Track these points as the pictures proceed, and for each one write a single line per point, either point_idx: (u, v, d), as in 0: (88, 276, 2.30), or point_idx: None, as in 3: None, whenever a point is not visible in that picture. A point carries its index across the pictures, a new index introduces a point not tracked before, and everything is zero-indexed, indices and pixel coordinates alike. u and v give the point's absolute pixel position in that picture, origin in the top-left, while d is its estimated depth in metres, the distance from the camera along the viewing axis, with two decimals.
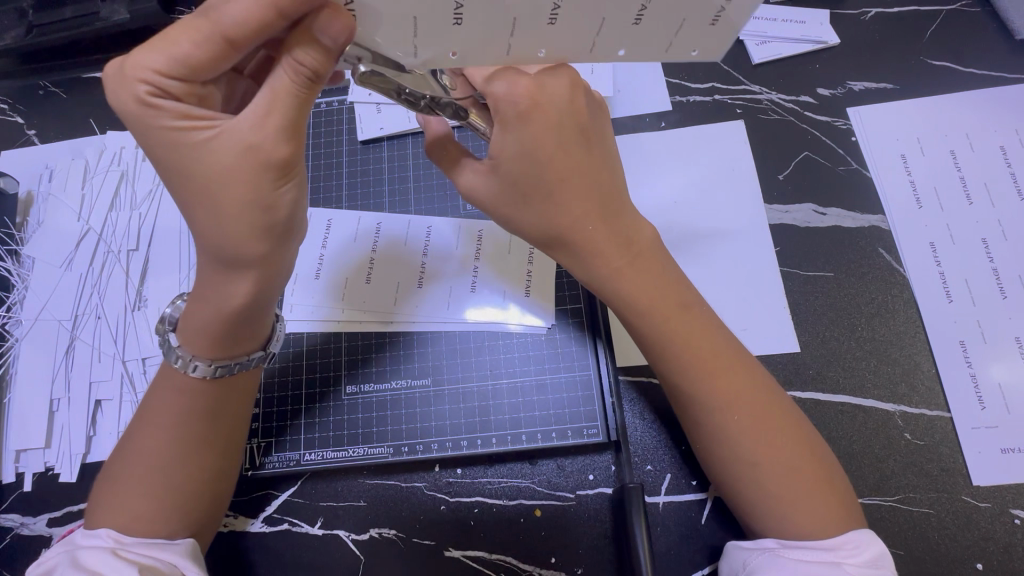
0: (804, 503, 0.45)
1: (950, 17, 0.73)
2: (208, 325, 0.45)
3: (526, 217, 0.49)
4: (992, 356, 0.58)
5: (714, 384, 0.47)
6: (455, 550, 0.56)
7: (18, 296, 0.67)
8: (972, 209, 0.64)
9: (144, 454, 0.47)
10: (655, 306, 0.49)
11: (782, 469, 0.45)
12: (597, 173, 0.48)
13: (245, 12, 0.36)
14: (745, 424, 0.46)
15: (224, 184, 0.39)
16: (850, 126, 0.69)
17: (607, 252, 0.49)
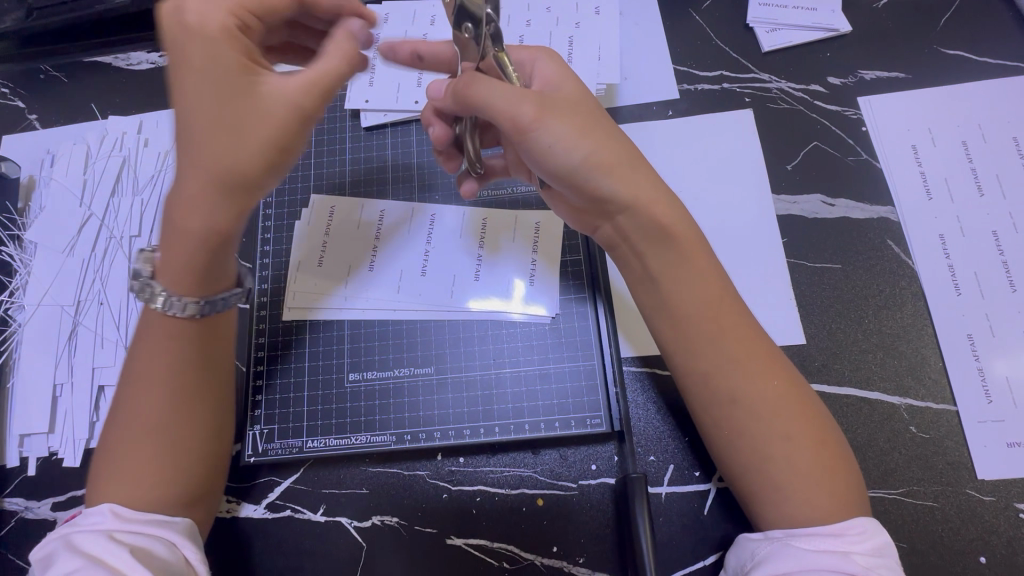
0: (823, 481, 0.44)
1: (965, 4, 0.71)
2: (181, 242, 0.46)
3: (557, 152, 0.46)
4: (1001, 350, 0.58)
5: (739, 350, 0.47)
6: (458, 538, 0.56)
7: (20, 282, 0.67)
8: (983, 201, 0.63)
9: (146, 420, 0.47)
10: (688, 268, 0.49)
11: (805, 442, 0.45)
12: (620, 138, 0.49)
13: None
14: (770, 393, 0.46)
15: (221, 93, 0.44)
16: (861, 115, 0.68)
17: (658, 215, 0.48)
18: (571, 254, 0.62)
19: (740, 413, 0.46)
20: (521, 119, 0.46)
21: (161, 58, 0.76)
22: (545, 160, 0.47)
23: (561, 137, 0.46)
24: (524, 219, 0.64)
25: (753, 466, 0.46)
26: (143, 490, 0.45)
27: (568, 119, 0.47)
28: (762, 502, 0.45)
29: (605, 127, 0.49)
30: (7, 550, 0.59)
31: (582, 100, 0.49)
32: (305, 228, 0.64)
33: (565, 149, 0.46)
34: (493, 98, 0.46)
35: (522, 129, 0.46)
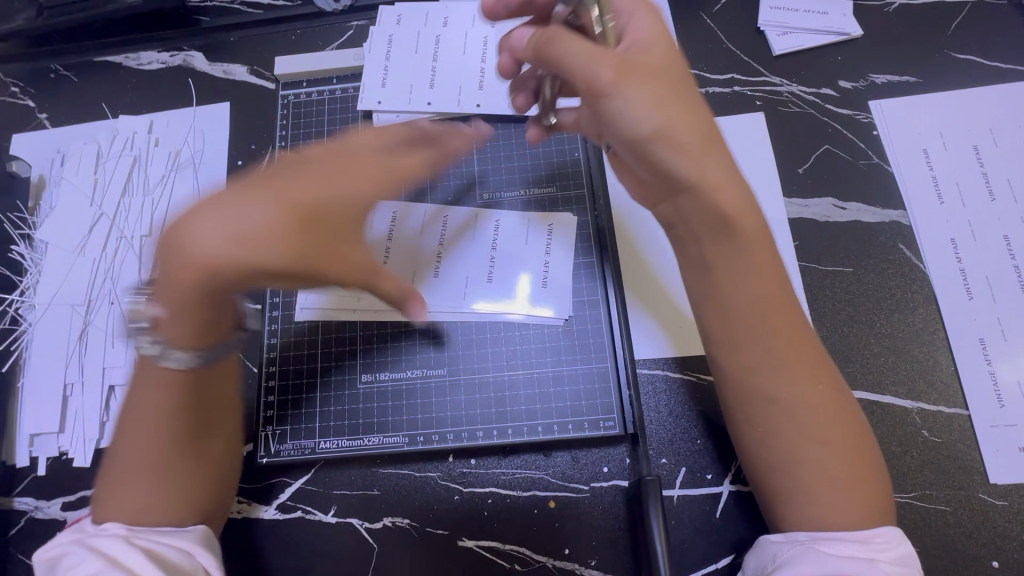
0: (852, 487, 0.44)
1: (976, 9, 0.71)
2: (189, 314, 0.40)
3: (628, 119, 0.43)
4: (1013, 355, 0.58)
5: (790, 350, 0.46)
6: (469, 540, 0.56)
7: (31, 281, 0.67)
8: (995, 206, 0.63)
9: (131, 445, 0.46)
10: (749, 257, 0.46)
11: (839, 449, 0.45)
12: (700, 113, 0.45)
13: None
14: (814, 395, 0.46)
15: (318, 171, 0.44)
16: (872, 119, 0.68)
17: (724, 202, 0.44)
18: (583, 256, 0.62)
19: (780, 413, 0.46)
20: (597, 80, 0.43)
21: (172, 58, 0.76)
22: (617, 124, 0.44)
23: (633, 105, 0.43)
24: (536, 221, 0.64)
25: (782, 467, 0.46)
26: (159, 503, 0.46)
27: (645, 90, 0.43)
28: (787, 503, 0.46)
29: (686, 102, 0.45)
30: (17, 550, 0.58)
31: (665, 71, 0.45)
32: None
33: (637, 118, 0.43)
34: (573, 54, 0.43)
35: (597, 90, 0.44)
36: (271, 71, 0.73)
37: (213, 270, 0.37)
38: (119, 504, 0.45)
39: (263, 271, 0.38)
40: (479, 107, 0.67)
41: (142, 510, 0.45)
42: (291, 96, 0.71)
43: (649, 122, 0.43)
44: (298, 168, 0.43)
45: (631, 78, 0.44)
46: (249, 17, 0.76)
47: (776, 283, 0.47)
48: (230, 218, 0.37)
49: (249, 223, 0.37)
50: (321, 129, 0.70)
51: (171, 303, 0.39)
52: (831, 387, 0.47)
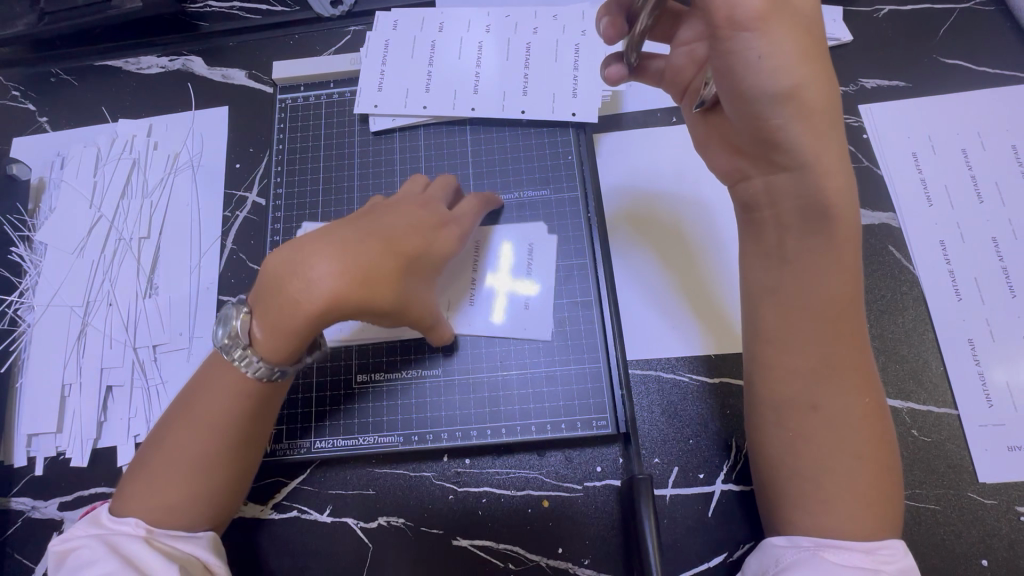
0: (874, 503, 0.42)
1: (964, 15, 0.72)
2: (283, 335, 0.46)
3: (758, 70, 0.37)
4: (1001, 355, 0.58)
5: (842, 353, 0.45)
6: (464, 539, 0.56)
7: (30, 282, 0.67)
8: (983, 208, 0.64)
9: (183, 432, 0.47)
10: (831, 255, 0.44)
11: (870, 462, 0.43)
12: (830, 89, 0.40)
13: None
14: (860, 401, 0.45)
15: (391, 217, 0.52)
16: (862, 123, 0.69)
17: (827, 189, 0.42)
18: (576, 258, 0.63)
19: (818, 418, 0.45)
20: (743, 12, 0.35)
21: (171, 62, 0.76)
22: (739, 73, 0.38)
23: (772, 54, 0.37)
24: (531, 223, 0.64)
25: (798, 469, 0.45)
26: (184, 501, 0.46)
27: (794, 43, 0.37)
28: (794, 505, 0.44)
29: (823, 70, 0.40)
30: (13, 549, 0.59)
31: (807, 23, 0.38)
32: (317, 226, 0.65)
33: (772, 73, 0.37)
34: None
35: (736, 23, 0.36)
36: (269, 75, 0.74)
37: (310, 306, 0.45)
38: (149, 491, 0.46)
39: (357, 306, 0.46)
40: (474, 110, 0.67)
41: (166, 508, 0.45)
42: (289, 100, 0.72)
43: (780, 88, 0.38)
44: (384, 214, 0.52)
45: (789, 26, 0.37)
46: (248, 23, 0.77)
47: (849, 282, 0.45)
48: (344, 256, 0.46)
49: (364, 262, 0.46)
50: (319, 133, 0.71)
51: (271, 328, 0.46)
52: (874, 397, 0.45)
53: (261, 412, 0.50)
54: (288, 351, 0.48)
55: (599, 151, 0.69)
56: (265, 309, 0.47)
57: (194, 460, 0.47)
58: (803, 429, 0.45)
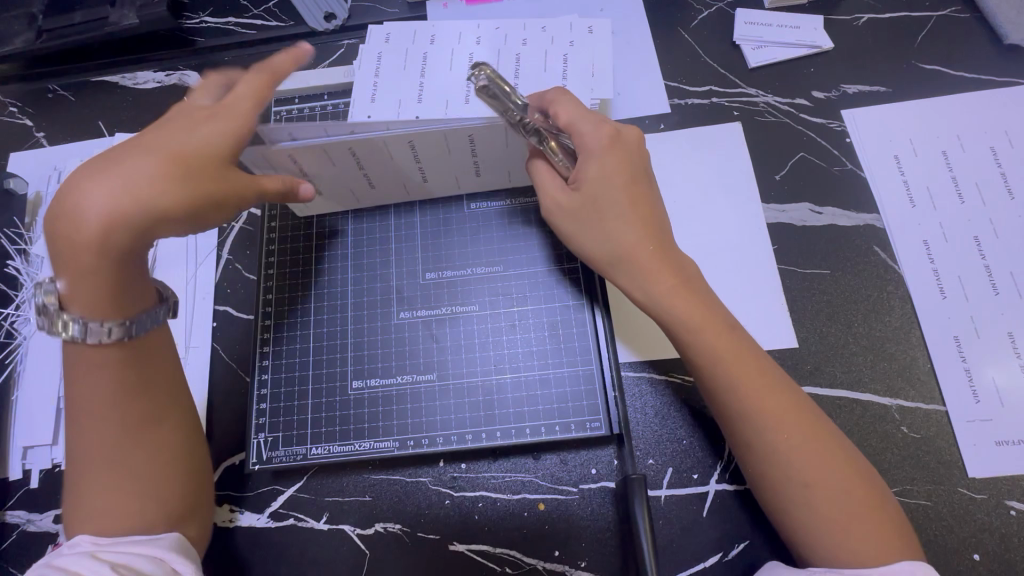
0: (851, 526, 0.46)
1: (941, 22, 0.75)
2: (93, 281, 0.45)
3: (582, 243, 0.55)
4: (986, 352, 0.60)
5: (764, 399, 0.48)
6: (461, 544, 0.56)
7: (26, 295, 0.68)
8: (964, 208, 0.65)
9: (90, 452, 0.47)
10: (703, 332, 0.51)
11: (833, 491, 0.46)
12: (657, 216, 0.54)
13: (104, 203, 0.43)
14: (803, 438, 0.48)
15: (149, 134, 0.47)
16: (844, 127, 0.70)
17: (662, 301, 0.52)
18: (569, 261, 0.64)
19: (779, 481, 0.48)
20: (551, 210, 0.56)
21: (167, 77, 0.78)
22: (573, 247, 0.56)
23: (594, 227, 0.54)
24: (524, 228, 0.65)
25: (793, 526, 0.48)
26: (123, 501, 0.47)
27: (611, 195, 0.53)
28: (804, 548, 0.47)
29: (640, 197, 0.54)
30: (8, 563, 0.58)
31: (623, 173, 0.54)
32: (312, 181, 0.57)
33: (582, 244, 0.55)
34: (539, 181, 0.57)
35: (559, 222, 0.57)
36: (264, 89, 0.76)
37: (89, 239, 0.43)
38: (89, 512, 0.46)
39: (150, 217, 0.44)
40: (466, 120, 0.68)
41: (110, 515, 0.46)
42: (283, 112, 0.72)
43: (604, 234, 0.54)
44: (163, 128, 0.47)
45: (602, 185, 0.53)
46: (243, 38, 0.78)
47: (726, 337, 0.50)
48: (121, 178, 0.44)
49: (138, 178, 0.44)
50: None
51: (75, 273, 0.44)
52: (819, 429, 0.48)
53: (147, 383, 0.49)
54: (100, 300, 0.46)
55: None
56: (63, 252, 0.44)
57: (99, 466, 0.47)
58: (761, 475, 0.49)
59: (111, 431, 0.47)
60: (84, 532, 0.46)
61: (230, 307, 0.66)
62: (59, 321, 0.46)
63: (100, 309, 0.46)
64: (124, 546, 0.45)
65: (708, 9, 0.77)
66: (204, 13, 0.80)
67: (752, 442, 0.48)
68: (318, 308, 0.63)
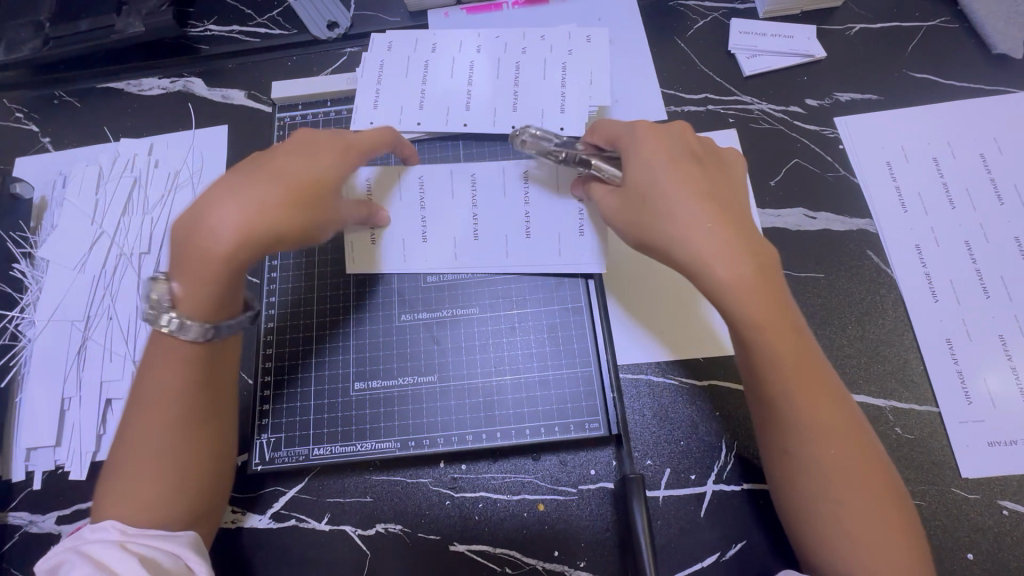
0: (874, 543, 0.45)
1: (931, 32, 0.76)
2: (205, 284, 0.49)
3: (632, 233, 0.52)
4: (978, 354, 0.61)
5: (815, 411, 0.47)
6: (461, 544, 0.57)
7: (31, 298, 0.68)
8: (956, 213, 0.66)
9: (141, 435, 0.49)
10: (768, 334, 0.47)
11: (861, 509, 0.46)
12: (736, 210, 0.50)
13: (229, 220, 0.48)
14: (846, 452, 0.47)
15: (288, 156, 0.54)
16: (838, 134, 0.72)
17: (735, 307, 0.47)
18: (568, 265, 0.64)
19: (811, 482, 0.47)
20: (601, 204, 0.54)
21: (172, 84, 0.79)
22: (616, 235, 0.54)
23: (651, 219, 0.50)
24: None
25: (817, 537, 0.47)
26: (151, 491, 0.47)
27: (679, 201, 0.49)
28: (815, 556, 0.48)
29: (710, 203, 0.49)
30: (10, 564, 0.59)
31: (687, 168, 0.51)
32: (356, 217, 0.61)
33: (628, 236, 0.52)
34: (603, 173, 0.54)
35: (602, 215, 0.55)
36: (268, 95, 0.77)
37: (219, 252, 0.48)
38: (122, 498, 0.47)
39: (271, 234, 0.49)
40: (467, 126, 0.69)
41: (137, 504, 0.47)
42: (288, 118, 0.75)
43: (668, 221, 0.49)
44: (287, 158, 0.53)
45: (660, 186, 0.50)
46: (247, 46, 0.79)
47: (790, 341, 0.47)
48: (242, 203, 0.49)
49: (264, 200, 0.49)
50: None
51: (191, 282, 0.49)
52: (862, 445, 0.47)
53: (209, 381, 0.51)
54: (205, 299, 0.49)
55: None
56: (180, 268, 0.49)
57: (145, 451, 0.48)
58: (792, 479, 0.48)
59: (166, 415, 0.49)
60: (106, 518, 0.46)
61: None
62: (163, 314, 0.49)
63: (207, 312, 0.50)
64: (145, 538, 0.45)
65: (703, 19, 0.79)
66: (208, 22, 0.81)
67: (789, 451, 0.48)
68: (320, 310, 0.64)
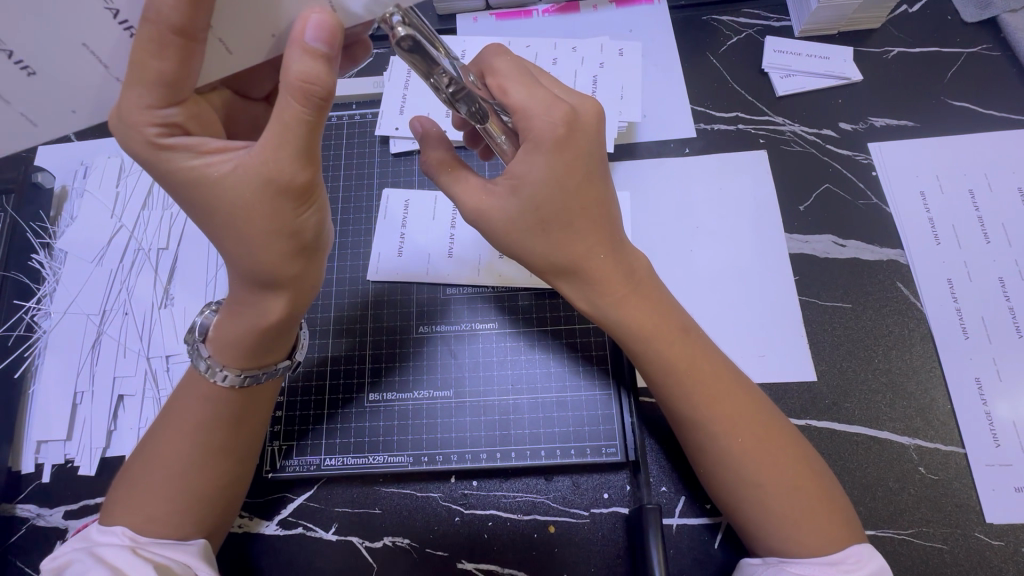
0: (808, 522, 0.45)
1: (972, 59, 0.74)
2: (246, 344, 0.47)
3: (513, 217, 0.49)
4: (1006, 394, 0.59)
5: (711, 399, 0.49)
6: (469, 563, 0.56)
7: (48, 289, 0.68)
8: (990, 248, 0.65)
9: (162, 450, 0.47)
10: (644, 335, 0.50)
11: (780, 481, 0.46)
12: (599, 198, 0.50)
13: (279, 303, 0.46)
14: (755, 433, 0.48)
15: (251, 215, 0.41)
16: (871, 160, 0.70)
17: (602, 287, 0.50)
18: None
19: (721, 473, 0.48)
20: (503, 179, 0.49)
21: None
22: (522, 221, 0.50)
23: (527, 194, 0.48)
24: None
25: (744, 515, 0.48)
26: (161, 508, 0.46)
27: (555, 193, 0.47)
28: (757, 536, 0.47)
29: (580, 185, 0.48)
30: (17, 557, 0.59)
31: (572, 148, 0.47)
32: (389, 223, 0.66)
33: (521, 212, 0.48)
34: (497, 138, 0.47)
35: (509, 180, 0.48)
36: None
37: (264, 322, 0.46)
38: (130, 510, 0.46)
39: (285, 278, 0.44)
40: None
41: (148, 519, 0.46)
42: None
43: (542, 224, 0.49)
44: (232, 211, 0.41)
45: (542, 174, 0.46)
46: None
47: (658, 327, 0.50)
48: (239, 251, 0.43)
49: (245, 242, 0.42)
50: (339, 151, 0.71)
51: (239, 360, 0.47)
52: (768, 423, 0.48)
53: (237, 419, 0.49)
54: (252, 359, 0.48)
55: (619, 178, 0.70)
56: (224, 351, 0.47)
57: (160, 469, 0.47)
58: (720, 479, 0.48)
59: (186, 441, 0.47)
60: (117, 524, 0.46)
61: None
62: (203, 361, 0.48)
63: (241, 362, 0.48)
64: (156, 546, 0.45)
65: (738, 35, 0.77)
66: None
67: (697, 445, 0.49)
68: (336, 319, 0.63)
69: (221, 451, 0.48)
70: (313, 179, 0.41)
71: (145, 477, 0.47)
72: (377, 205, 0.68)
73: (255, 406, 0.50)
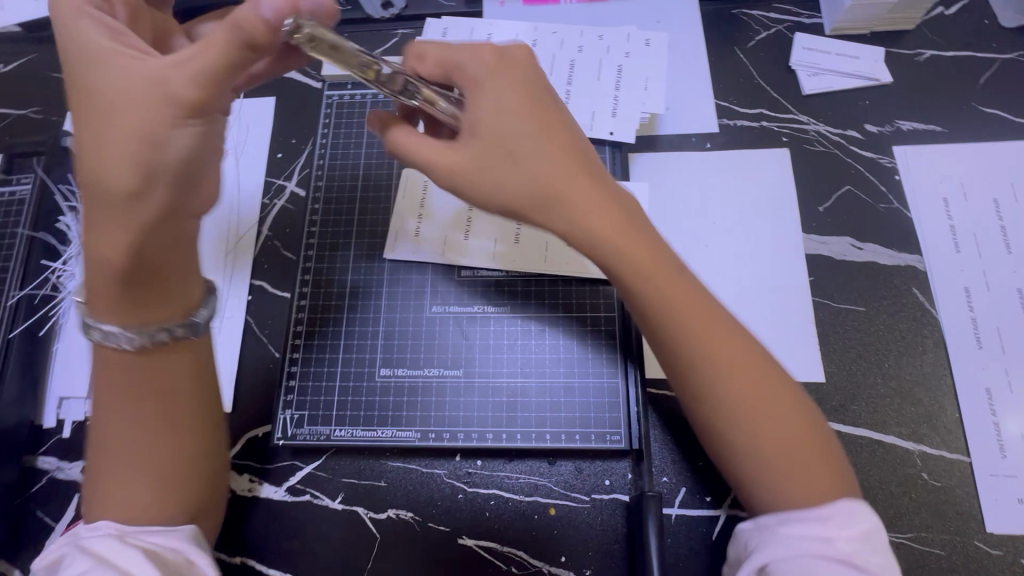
0: (794, 470, 0.44)
1: (1007, 65, 0.73)
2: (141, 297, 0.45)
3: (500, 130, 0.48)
4: (1016, 406, 0.59)
5: (705, 338, 0.46)
6: (469, 539, 0.58)
7: (73, 250, 0.70)
8: (1010, 258, 0.64)
9: (115, 438, 0.47)
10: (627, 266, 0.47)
11: (771, 423, 0.45)
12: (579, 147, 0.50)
13: (106, 238, 0.44)
14: (746, 388, 0.45)
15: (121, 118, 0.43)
16: (894, 164, 0.69)
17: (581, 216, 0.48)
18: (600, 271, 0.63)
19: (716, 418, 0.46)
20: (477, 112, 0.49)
21: None
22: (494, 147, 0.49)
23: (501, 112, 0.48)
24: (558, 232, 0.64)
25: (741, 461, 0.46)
26: (137, 495, 0.46)
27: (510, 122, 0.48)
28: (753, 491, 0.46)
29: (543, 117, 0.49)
30: (37, 507, 0.61)
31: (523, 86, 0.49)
32: (408, 202, 0.67)
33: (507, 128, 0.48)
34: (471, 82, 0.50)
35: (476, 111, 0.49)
36: (317, 71, 0.76)
37: (111, 261, 0.44)
38: (110, 500, 0.46)
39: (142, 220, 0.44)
40: None
41: (129, 508, 0.46)
42: (336, 96, 0.73)
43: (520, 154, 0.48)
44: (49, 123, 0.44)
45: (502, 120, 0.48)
46: None
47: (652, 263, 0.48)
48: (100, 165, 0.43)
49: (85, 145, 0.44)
50: (362, 129, 0.72)
51: (126, 310, 0.46)
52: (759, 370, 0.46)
53: (168, 391, 0.48)
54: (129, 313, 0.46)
55: (638, 170, 0.70)
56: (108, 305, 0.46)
57: (125, 458, 0.47)
58: (721, 435, 0.46)
59: (136, 424, 0.47)
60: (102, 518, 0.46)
61: (266, 283, 0.68)
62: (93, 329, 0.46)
63: (124, 315, 0.46)
64: (144, 534, 0.45)
65: (767, 31, 0.76)
66: None
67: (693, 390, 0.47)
68: (352, 293, 0.65)
69: (169, 429, 0.48)
70: (212, 101, 0.44)
71: (110, 470, 0.47)
72: (397, 183, 0.69)
73: (180, 377, 0.49)
